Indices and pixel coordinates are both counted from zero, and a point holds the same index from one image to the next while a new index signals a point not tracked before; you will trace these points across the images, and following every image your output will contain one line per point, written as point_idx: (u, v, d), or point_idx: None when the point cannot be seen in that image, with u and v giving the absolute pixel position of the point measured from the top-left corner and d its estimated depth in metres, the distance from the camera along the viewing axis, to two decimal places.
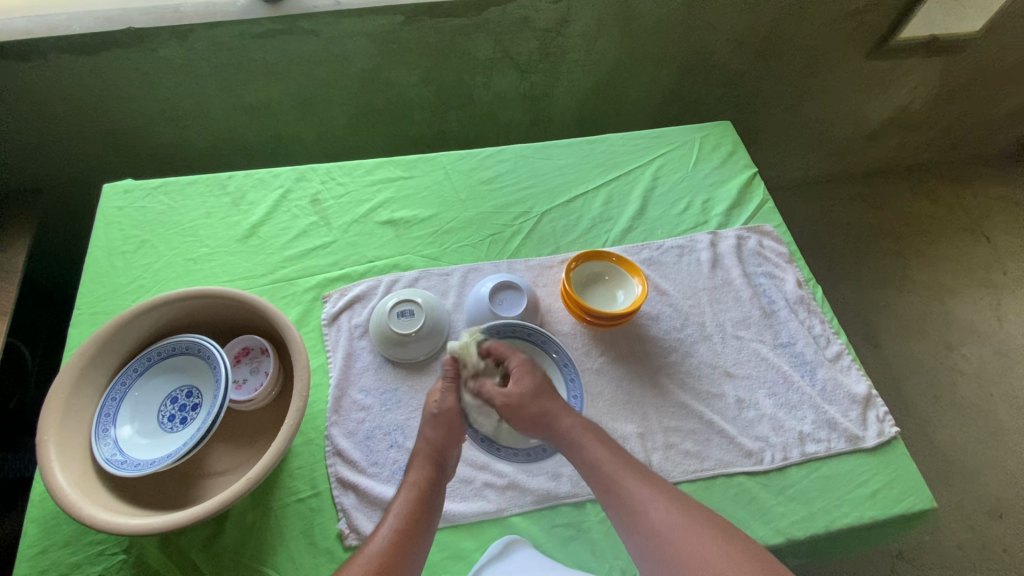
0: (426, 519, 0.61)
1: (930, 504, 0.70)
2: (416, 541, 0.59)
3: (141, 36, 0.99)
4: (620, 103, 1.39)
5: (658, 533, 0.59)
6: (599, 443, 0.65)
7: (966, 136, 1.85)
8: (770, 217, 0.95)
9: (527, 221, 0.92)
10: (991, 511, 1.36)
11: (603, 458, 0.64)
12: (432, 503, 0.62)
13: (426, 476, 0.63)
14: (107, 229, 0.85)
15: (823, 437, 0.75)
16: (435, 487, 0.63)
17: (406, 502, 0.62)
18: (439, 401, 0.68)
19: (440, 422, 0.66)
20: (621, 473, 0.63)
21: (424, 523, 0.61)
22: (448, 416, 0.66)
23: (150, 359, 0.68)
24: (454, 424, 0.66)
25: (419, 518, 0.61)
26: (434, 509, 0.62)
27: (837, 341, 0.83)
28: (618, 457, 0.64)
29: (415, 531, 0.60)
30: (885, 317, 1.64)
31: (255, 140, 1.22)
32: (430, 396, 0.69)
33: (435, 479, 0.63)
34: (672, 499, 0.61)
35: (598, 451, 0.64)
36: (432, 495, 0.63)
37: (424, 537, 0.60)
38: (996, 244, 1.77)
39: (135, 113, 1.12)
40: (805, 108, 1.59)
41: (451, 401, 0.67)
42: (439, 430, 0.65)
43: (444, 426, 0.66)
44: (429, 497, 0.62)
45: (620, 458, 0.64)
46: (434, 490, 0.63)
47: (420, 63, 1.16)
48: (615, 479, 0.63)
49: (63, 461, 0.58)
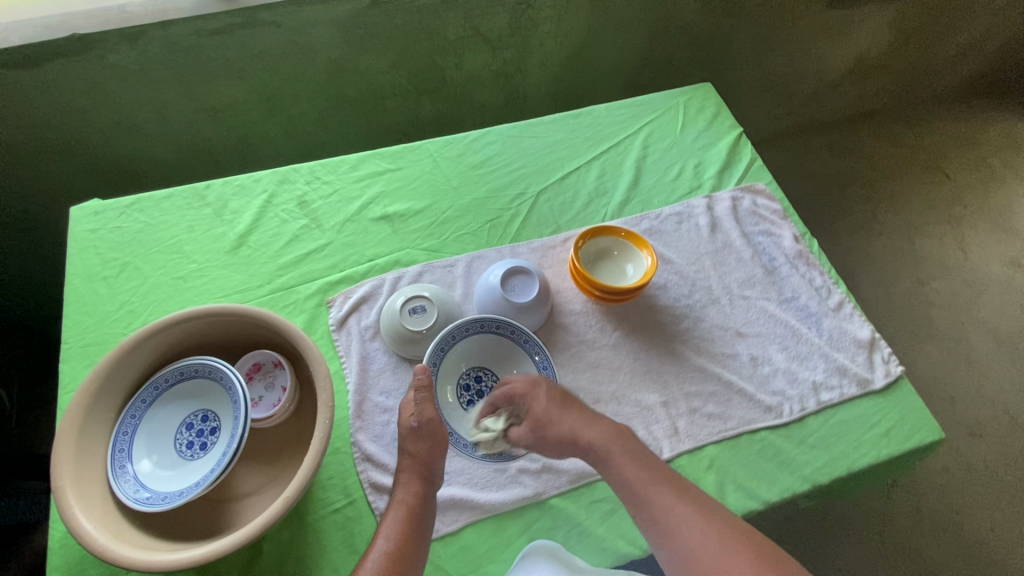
0: (418, 535, 0.60)
1: (939, 435, 0.74)
2: (410, 560, 0.59)
3: (87, 43, 0.93)
4: (594, 74, 1.37)
5: (698, 553, 0.59)
6: (625, 457, 0.66)
7: (920, 77, 1.91)
8: (760, 175, 0.97)
9: (523, 203, 0.90)
10: (972, 432, 1.45)
11: (633, 476, 0.64)
12: (423, 518, 0.61)
13: (415, 492, 0.62)
14: (82, 254, 0.80)
15: (835, 384, 0.77)
16: (425, 503, 0.62)
17: (398, 519, 0.60)
18: (417, 413, 0.66)
19: (423, 435, 0.65)
20: (656, 493, 0.63)
21: (416, 541, 0.60)
22: (429, 428, 0.65)
23: (158, 388, 0.64)
24: (436, 433, 0.65)
25: (410, 536, 0.60)
26: (424, 525, 0.61)
27: (837, 290, 0.86)
28: (651, 473, 0.65)
29: (407, 550, 0.59)
30: (862, 261, 1.70)
31: (222, 144, 1.16)
32: (405, 407, 0.67)
33: (424, 494, 0.62)
34: (708, 517, 0.61)
35: (625, 462, 0.65)
36: (422, 510, 0.62)
37: (418, 552, 0.60)
38: (956, 181, 1.84)
39: (87, 127, 1.04)
40: (771, 63, 1.61)
41: (430, 412, 0.66)
42: (425, 442, 0.64)
43: (428, 436, 0.65)
44: (420, 512, 0.61)
45: (651, 476, 0.64)
46: (423, 507, 0.62)
47: (389, 48, 1.11)
48: (655, 503, 0.63)
49: (85, 505, 0.55)
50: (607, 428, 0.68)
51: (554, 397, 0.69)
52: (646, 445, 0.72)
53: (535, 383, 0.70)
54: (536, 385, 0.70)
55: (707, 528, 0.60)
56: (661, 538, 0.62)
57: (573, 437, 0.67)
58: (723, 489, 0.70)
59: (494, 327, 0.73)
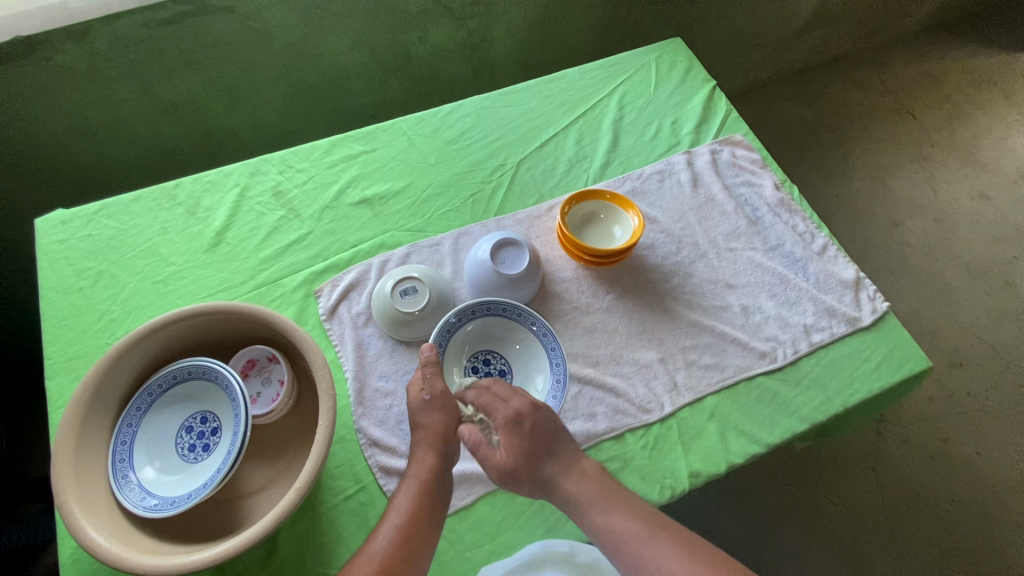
0: (433, 509, 0.60)
1: (926, 364, 0.77)
2: (422, 531, 0.58)
3: (31, 44, 0.89)
4: (561, 38, 1.35)
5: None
6: (598, 492, 0.61)
7: (884, 19, 1.91)
8: (737, 127, 0.97)
9: (504, 175, 0.89)
10: (951, 362, 1.50)
11: (602, 514, 0.60)
12: (436, 493, 0.61)
13: (429, 466, 0.62)
14: (53, 267, 0.77)
15: (825, 325, 0.79)
16: (441, 475, 0.62)
17: (410, 495, 0.60)
18: (428, 386, 0.65)
19: (436, 407, 0.64)
20: (623, 526, 0.59)
21: (430, 515, 0.60)
22: (442, 400, 0.64)
23: (153, 394, 0.63)
24: (453, 406, 0.65)
25: (423, 511, 0.59)
26: (438, 499, 0.61)
27: (820, 234, 0.87)
28: (620, 505, 0.60)
29: (421, 527, 0.58)
30: (838, 207, 1.73)
31: (185, 143, 1.11)
32: (413, 384, 0.66)
33: (439, 466, 0.62)
34: (676, 545, 0.57)
35: (596, 503, 0.61)
36: (437, 485, 0.61)
37: (430, 527, 0.59)
38: (922, 120, 1.87)
39: (41, 134, 0.99)
40: (736, 15, 1.60)
41: (440, 385, 0.65)
42: (439, 414, 0.64)
43: (441, 408, 0.64)
44: (434, 486, 0.61)
45: (617, 508, 0.60)
46: (437, 481, 0.62)
47: (349, 27, 1.08)
48: (623, 541, 0.58)
49: (92, 517, 0.54)
50: (576, 473, 0.63)
51: (535, 441, 0.63)
52: (648, 402, 0.73)
53: (520, 419, 0.63)
54: (522, 419, 0.63)
55: (674, 557, 0.56)
56: (631, 572, 0.58)
57: (554, 487, 0.63)
58: (725, 437, 0.72)
59: (500, 310, 0.72)
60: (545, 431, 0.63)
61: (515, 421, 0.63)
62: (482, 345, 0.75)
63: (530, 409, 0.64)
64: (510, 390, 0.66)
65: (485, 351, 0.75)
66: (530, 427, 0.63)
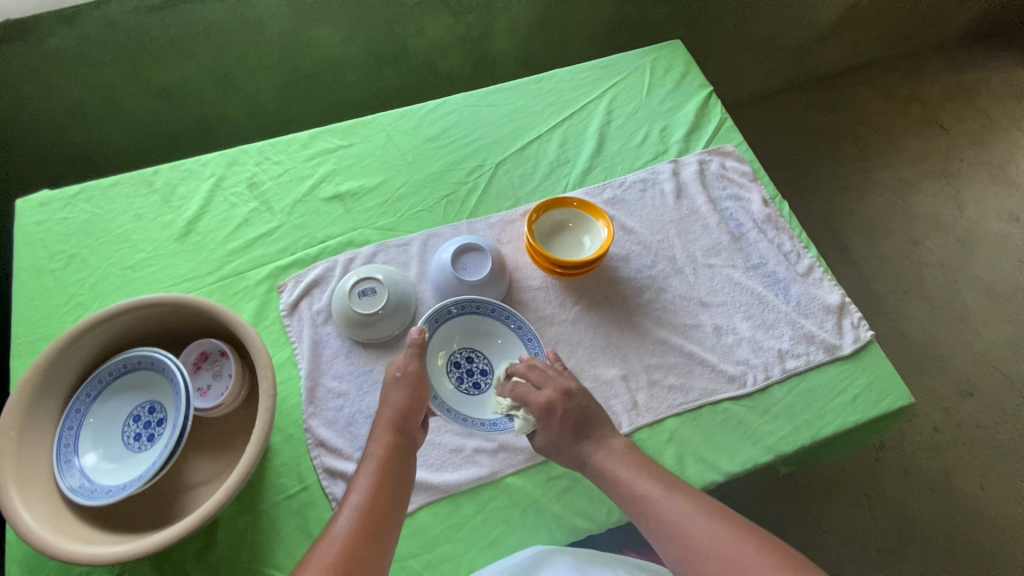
0: (396, 488, 0.59)
1: (908, 400, 0.72)
2: (384, 509, 0.57)
3: (22, 28, 0.93)
4: (566, 34, 1.31)
5: (690, 539, 0.56)
6: (627, 460, 0.63)
7: (918, 25, 1.81)
8: (730, 137, 0.93)
9: (481, 176, 0.87)
10: (962, 391, 1.43)
11: (625, 474, 0.62)
12: (398, 471, 0.60)
13: (388, 444, 0.62)
14: (29, 248, 0.78)
15: (802, 351, 0.75)
16: (401, 455, 0.62)
17: (371, 472, 0.60)
18: (401, 365, 0.66)
19: (405, 384, 0.65)
20: (646, 487, 0.61)
21: (393, 495, 0.59)
22: (411, 378, 0.65)
23: (102, 381, 0.64)
24: (417, 383, 0.65)
25: (386, 490, 0.59)
26: (401, 476, 0.60)
27: (807, 255, 0.82)
28: (644, 471, 0.62)
29: (383, 506, 0.57)
30: (852, 222, 1.65)
31: (180, 128, 1.12)
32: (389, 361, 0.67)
33: (400, 445, 0.62)
34: (697, 503, 0.59)
35: (628, 476, 0.62)
36: (398, 464, 0.61)
37: (393, 505, 0.58)
38: (953, 134, 1.77)
39: (38, 114, 1.02)
40: (753, 18, 1.54)
41: (414, 365, 0.66)
42: (399, 394, 0.64)
43: (410, 386, 0.65)
44: (395, 464, 0.61)
45: (642, 471, 0.62)
46: (398, 460, 0.61)
47: (342, 17, 1.07)
48: (637, 499, 0.60)
49: (27, 500, 0.55)
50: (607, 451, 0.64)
51: (567, 426, 0.65)
52: None
53: (552, 409, 0.64)
54: (556, 406, 0.65)
55: (693, 511, 0.58)
56: (653, 527, 0.59)
57: (590, 466, 0.64)
58: (683, 462, 0.69)
59: (488, 309, 0.71)
60: (577, 417, 0.65)
61: (548, 409, 0.64)
62: (466, 341, 0.73)
63: (568, 397, 0.65)
64: (546, 375, 0.67)
65: (466, 347, 0.73)
66: (562, 414, 0.65)
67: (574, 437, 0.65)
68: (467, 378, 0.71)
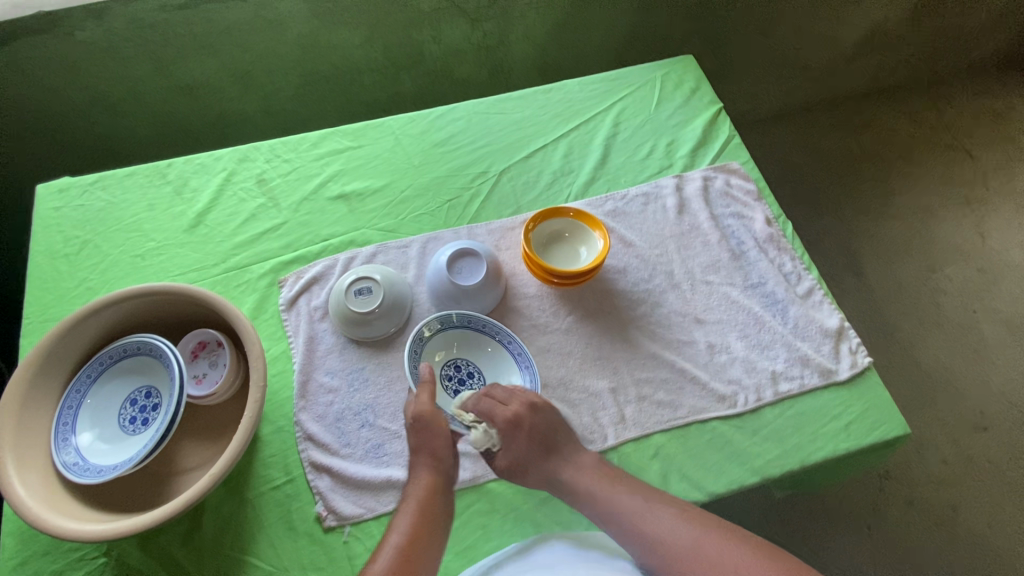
0: (433, 528, 0.60)
1: (903, 430, 0.71)
2: (425, 549, 0.59)
3: (53, 20, 0.97)
4: (582, 44, 1.32)
5: (678, 547, 0.58)
6: (599, 472, 0.64)
7: (947, 47, 1.77)
8: (736, 154, 0.92)
9: (485, 182, 0.88)
10: (974, 425, 1.38)
11: (597, 485, 0.63)
12: (436, 510, 0.62)
13: (425, 485, 0.63)
14: (45, 232, 0.81)
15: (796, 374, 0.74)
16: (439, 493, 0.63)
17: (411, 512, 0.61)
18: (416, 401, 0.65)
19: (415, 427, 0.64)
20: (624, 497, 0.62)
21: (430, 535, 0.60)
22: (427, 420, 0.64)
23: (103, 363, 0.66)
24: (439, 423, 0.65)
25: (423, 530, 0.60)
26: (437, 515, 0.62)
27: (808, 277, 0.82)
28: (616, 484, 0.63)
29: (420, 546, 0.59)
30: (868, 244, 1.62)
31: (199, 123, 1.16)
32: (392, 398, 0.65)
33: (435, 486, 0.63)
34: (678, 510, 0.61)
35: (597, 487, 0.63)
36: (436, 504, 0.62)
37: (433, 545, 0.60)
38: (979, 160, 1.72)
39: (65, 105, 1.06)
40: (773, 35, 1.53)
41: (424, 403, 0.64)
42: (421, 434, 0.64)
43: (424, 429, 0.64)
44: (432, 503, 0.62)
45: (615, 483, 0.63)
46: (436, 501, 0.62)
47: (361, 21, 1.09)
48: (617, 510, 0.61)
49: (22, 473, 0.57)
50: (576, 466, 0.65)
51: (534, 441, 0.65)
52: (590, 431, 0.71)
53: (519, 423, 0.65)
54: (522, 421, 0.65)
55: (678, 518, 0.60)
56: (633, 539, 0.60)
57: (557, 479, 0.64)
58: (667, 479, 0.68)
59: (506, 341, 0.72)
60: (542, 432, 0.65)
61: (514, 424, 0.65)
62: (460, 352, 0.73)
63: (531, 413, 0.66)
64: (511, 392, 0.67)
65: (461, 358, 0.73)
66: (529, 428, 0.65)
67: (542, 453, 0.65)
68: (461, 390, 0.71)
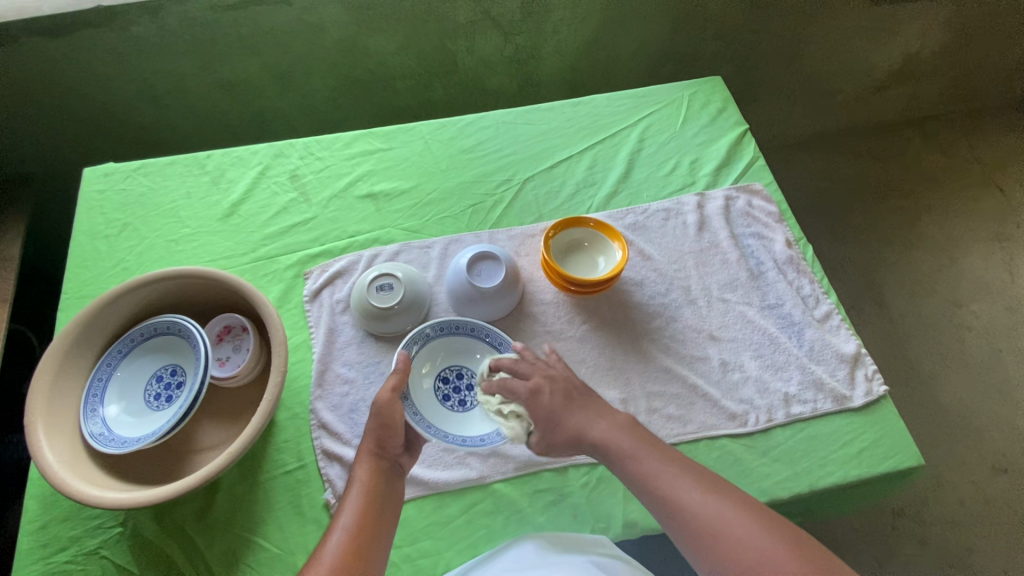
0: (380, 513, 0.60)
1: (917, 461, 0.70)
2: (374, 534, 0.58)
3: (111, 15, 0.99)
4: (611, 62, 1.34)
5: (702, 525, 0.57)
6: (630, 437, 0.64)
7: (982, 82, 1.75)
8: (760, 176, 0.93)
9: (509, 190, 0.90)
10: (995, 467, 1.34)
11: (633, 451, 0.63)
12: (385, 496, 0.61)
13: (372, 471, 0.62)
14: (89, 213, 0.85)
15: (809, 398, 0.74)
16: (384, 478, 0.62)
17: (357, 498, 0.60)
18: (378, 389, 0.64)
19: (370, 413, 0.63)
20: (656, 466, 0.61)
21: (377, 519, 0.59)
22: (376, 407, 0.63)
23: (134, 340, 0.69)
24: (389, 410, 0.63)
25: (370, 513, 0.59)
26: (387, 501, 0.61)
27: (826, 301, 0.82)
28: (652, 449, 0.63)
29: (369, 530, 0.58)
30: (892, 276, 1.59)
31: (238, 117, 1.21)
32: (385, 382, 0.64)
33: (383, 472, 0.62)
34: (708, 487, 0.60)
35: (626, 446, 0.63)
36: (381, 488, 0.61)
37: (382, 530, 0.59)
38: (1011, 196, 1.69)
39: (115, 95, 1.12)
40: (806, 62, 1.52)
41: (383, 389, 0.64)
42: (372, 421, 0.63)
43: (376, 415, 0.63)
44: (380, 489, 0.61)
45: (649, 451, 0.63)
46: (381, 485, 0.62)
47: (399, 29, 1.13)
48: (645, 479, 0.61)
49: (52, 439, 0.60)
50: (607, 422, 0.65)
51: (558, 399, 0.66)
52: None
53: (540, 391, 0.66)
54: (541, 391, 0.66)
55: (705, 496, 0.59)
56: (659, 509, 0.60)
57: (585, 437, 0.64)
58: None
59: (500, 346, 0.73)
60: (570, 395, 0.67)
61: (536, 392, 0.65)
62: (447, 359, 0.74)
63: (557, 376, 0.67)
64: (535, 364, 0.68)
65: (449, 363, 0.74)
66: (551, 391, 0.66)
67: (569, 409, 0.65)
68: (454, 395, 0.72)
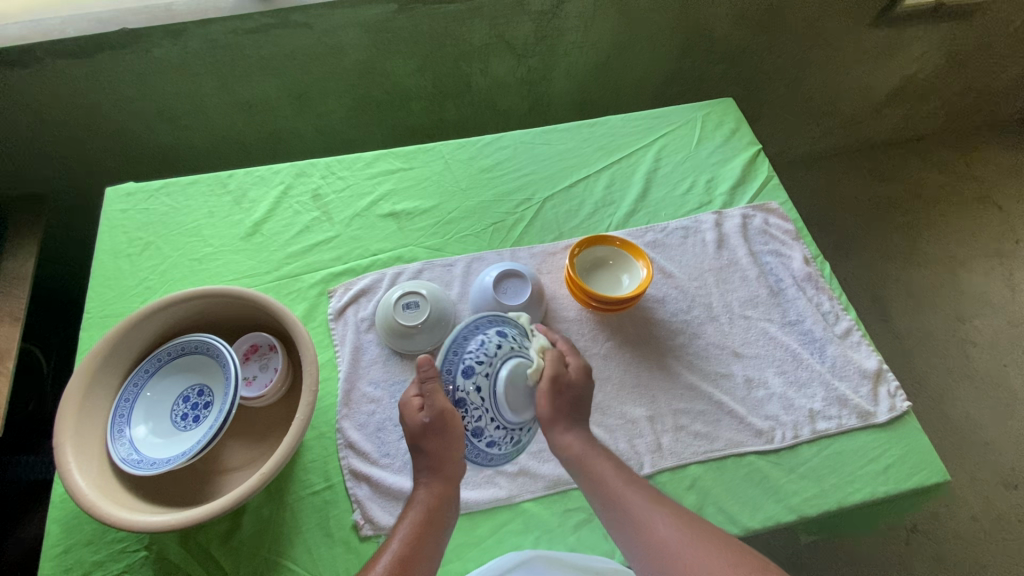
0: (434, 537, 0.60)
1: (944, 477, 0.70)
2: (424, 557, 0.58)
3: (134, 37, 1.00)
4: (620, 84, 1.37)
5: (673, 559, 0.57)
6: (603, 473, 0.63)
7: (977, 103, 1.80)
8: (774, 195, 0.95)
9: (528, 209, 0.91)
10: (1005, 482, 1.34)
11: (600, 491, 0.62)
12: (442, 520, 0.61)
13: (436, 491, 0.62)
14: (111, 232, 0.86)
15: (834, 414, 0.74)
16: (445, 501, 0.62)
17: (414, 518, 0.60)
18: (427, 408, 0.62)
19: (432, 430, 0.62)
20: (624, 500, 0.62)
21: (431, 545, 0.59)
22: (438, 422, 0.62)
23: (160, 359, 0.69)
24: (449, 429, 0.62)
25: (426, 538, 0.59)
26: (441, 526, 0.61)
27: (846, 317, 0.83)
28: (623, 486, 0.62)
29: (420, 555, 0.58)
30: (897, 292, 1.61)
31: (254, 137, 1.23)
32: (410, 409, 0.64)
33: (446, 493, 0.62)
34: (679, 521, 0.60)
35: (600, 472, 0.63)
36: (441, 513, 0.62)
37: (431, 553, 0.59)
38: (1008, 213, 1.73)
39: (134, 115, 1.13)
40: (809, 84, 1.56)
41: (438, 403, 0.62)
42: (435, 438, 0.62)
43: (438, 433, 0.62)
44: (439, 511, 0.61)
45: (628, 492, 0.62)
46: (442, 510, 0.62)
47: (415, 51, 1.15)
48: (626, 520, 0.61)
49: (81, 463, 0.58)
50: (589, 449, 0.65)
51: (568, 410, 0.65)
52: (627, 458, 0.71)
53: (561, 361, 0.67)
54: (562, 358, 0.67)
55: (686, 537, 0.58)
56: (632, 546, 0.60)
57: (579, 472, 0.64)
58: (702, 511, 0.68)
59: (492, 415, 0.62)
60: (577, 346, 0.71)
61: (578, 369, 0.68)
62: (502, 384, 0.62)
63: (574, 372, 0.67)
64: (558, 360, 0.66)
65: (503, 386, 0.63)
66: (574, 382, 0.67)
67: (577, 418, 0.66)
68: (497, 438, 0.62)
